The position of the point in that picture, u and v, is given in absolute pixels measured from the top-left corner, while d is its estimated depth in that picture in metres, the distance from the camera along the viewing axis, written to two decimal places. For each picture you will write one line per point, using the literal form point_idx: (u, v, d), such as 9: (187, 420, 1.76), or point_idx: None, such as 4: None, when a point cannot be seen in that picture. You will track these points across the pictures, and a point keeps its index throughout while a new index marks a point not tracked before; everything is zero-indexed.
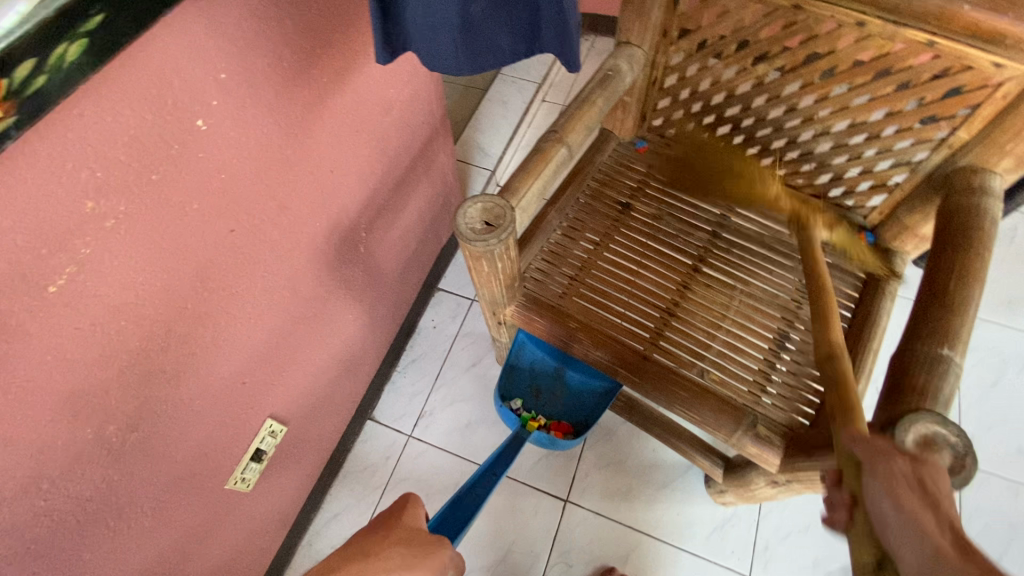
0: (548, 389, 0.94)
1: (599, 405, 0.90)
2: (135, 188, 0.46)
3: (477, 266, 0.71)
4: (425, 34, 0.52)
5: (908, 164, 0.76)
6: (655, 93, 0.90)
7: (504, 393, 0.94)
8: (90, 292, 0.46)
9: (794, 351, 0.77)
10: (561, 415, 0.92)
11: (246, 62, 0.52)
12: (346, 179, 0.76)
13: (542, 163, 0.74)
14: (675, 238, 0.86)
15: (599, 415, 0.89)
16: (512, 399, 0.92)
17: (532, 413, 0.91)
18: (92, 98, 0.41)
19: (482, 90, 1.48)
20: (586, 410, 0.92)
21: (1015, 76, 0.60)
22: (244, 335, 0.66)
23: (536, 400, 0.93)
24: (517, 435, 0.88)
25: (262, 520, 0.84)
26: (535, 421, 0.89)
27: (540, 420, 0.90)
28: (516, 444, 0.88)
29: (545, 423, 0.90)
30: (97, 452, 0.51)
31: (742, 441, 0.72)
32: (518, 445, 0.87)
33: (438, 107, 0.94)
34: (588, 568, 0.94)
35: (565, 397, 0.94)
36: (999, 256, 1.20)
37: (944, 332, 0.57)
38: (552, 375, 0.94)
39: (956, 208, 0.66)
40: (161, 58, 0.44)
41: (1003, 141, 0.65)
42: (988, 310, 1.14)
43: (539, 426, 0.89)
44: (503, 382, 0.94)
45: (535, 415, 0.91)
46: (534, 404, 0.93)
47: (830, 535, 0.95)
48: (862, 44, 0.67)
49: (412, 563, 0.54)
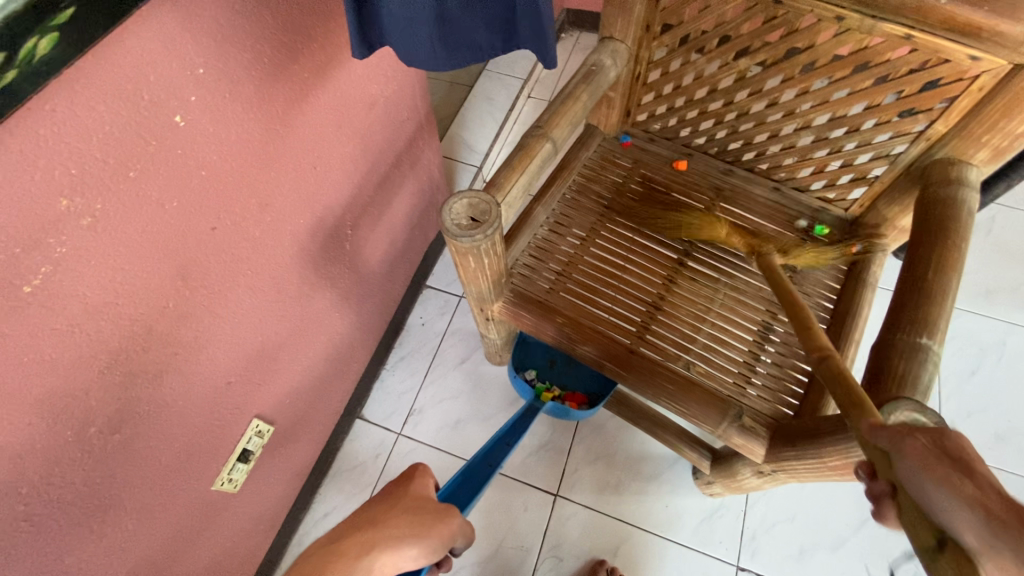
0: (564, 362, 0.96)
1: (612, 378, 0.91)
2: (112, 186, 0.46)
3: (464, 262, 0.71)
4: (401, 27, 0.52)
5: (887, 156, 0.77)
6: (639, 89, 0.90)
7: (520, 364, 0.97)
8: (67, 292, 0.45)
9: (778, 342, 0.78)
10: (577, 385, 0.94)
11: (224, 57, 0.52)
12: (330, 176, 0.75)
13: (527, 158, 0.74)
14: (661, 233, 0.87)
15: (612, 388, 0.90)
16: (527, 371, 0.95)
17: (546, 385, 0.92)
18: (65, 93, 0.40)
19: (467, 86, 1.47)
20: (600, 381, 0.93)
21: (991, 69, 0.61)
22: (228, 333, 0.65)
23: (552, 371, 0.96)
24: (532, 405, 0.88)
25: (250, 520, 0.83)
26: (549, 392, 0.90)
27: (554, 391, 0.92)
28: (530, 414, 0.87)
29: (559, 394, 0.91)
30: (78, 455, 0.50)
31: (728, 433, 0.72)
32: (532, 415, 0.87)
33: (422, 103, 0.94)
34: (579, 561, 0.95)
35: (580, 369, 0.95)
36: (976, 247, 1.22)
37: (922, 321, 0.59)
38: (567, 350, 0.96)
39: (935, 199, 0.68)
40: (135, 53, 0.43)
41: (979, 133, 0.66)
42: (966, 301, 1.17)
43: (553, 397, 0.89)
44: (518, 355, 0.97)
45: (550, 385, 0.93)
46: (549, 375, 0.96)
47: (815, 524, 0.96)
48: (841, 39, 0.68)
49: (421, 532, 0.54)
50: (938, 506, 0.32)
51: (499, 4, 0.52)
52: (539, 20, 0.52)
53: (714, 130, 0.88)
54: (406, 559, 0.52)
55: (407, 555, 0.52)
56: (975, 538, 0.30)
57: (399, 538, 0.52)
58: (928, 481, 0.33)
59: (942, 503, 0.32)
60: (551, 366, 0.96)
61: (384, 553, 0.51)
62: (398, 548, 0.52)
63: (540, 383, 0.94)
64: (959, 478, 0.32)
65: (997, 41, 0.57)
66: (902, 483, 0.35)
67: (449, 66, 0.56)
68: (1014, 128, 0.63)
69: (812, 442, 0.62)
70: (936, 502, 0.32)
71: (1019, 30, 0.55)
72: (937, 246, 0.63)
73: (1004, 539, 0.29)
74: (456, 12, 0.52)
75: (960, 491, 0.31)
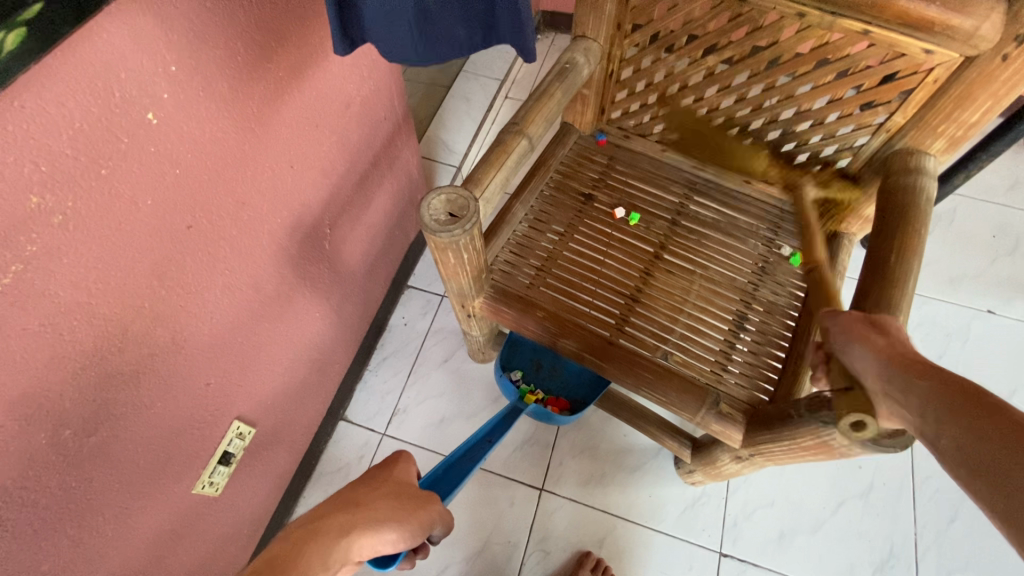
0: (550, 365, 0.97)
1: (598, 384, 0.92)
2: (83, 183, 0.45)
3: (443, 258, 0.72)
4: (380, 21, 0.52)
5: (851, 148, 0.80)
6: (613, 87, 0.92)
7: (506, 364, 0.97)
8: (36, 291, 0.44)
9: (753, 331, 0.80)
10: (561, 390, 0.95)
11: (197, 54, 0.51)
12: (307, 175, 0.75)
13: (504, 154, 0.75)
14: (637, 228, 0.89)
15: (597, 393, 0.92)
16: (512, 371, 0.96)
17: (531, 388, 0.93)
18: (33, 89, 0.39)
19: (445, 87, 1.48)
20: (585, 388, 0.94)
21: (944, 62, 0.64)
22: (207, 333, 0.65)
23: (537, 374, 0.96)
24: (516, 405, 0.90)
25: (233, 524, 0.82)
26: (533, 395, 0.91)
27: (539, 393, 0.93)
28: (514, 414, 0.88)
29: (542, 396, 0.92)
30: (53, 459, 0.50)
31: (706, 419, 0.75)
32: (515, 415, 0.88)
33: (399, 102, 0.94)
34: (565, 553, 0.96)
35: (565, 374, 0.96)
36: (939, 237, 1.27)
37: (887, 303, 0.61)
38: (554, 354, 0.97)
39: (896, 188, 0.70)
40: (104, 49, 0.43)
41: (935, 124, 0.69)
42: (931, 289, 1.21)
43: (536, 399, 0.91)
44: (506, 353, 0.97)
45: (534, 388, 0.94)
46: (534, 378, 0.96)
47: (794, 508, 0.99)
48: (803, 35, 0.71)
49: (401, 515, 0.54)
50: (856, 355, 0.50)
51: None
52: (518, 11, 0.54)
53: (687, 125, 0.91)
54: (384, 543, 0.52)
55: (386, 539, 0.52)
56: (872, 373, 0.47)
57: (380, 522, 0.52)
58: (852, 346, 0.51)
59: (862, 356, 0.49)
60: (537, 369, 0.97)
61: (362, 535, 0.51)
62: (378, 532, 0.51)
63: (526, 384, 0.94)
64: (874, 341, 0.50)
65: (948, 35, 0.59)
66: (838, 348, 0.52)
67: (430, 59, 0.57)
68: (968, 118, 0.66)
69: (785, 425, 0.64)
70: (857, 356, 0.49)
71: (970, 24, 0.57)
72: (898, 232, 0.66)
73: (884, 373, 0.46)
74: (435, 7, 0.53)
75: (871, 345, 0.49)
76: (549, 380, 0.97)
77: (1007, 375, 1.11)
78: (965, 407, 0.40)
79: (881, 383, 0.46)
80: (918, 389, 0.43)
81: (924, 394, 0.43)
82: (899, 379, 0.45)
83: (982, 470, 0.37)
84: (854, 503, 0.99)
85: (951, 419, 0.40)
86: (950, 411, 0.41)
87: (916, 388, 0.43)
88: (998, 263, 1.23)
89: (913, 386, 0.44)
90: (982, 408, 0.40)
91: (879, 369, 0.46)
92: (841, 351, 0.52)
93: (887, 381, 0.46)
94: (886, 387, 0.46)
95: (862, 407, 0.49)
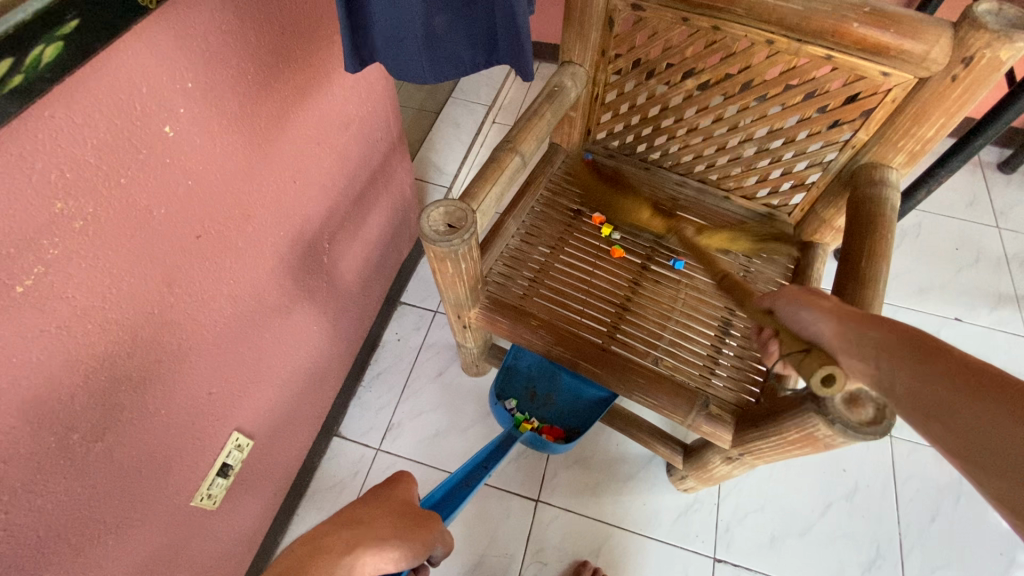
0: (545, 393, 0.99)
1: (593, 412, 0.95)
2: (102, 191, 0.47)
3: (442, 268, 0.74)
4: (391, 45, 0.58)
5: (821, 164, 0.86)
6: (598, 109, 0.97)
7: (501, 393, 0.99)
8: (55, 294, 0.45)
9: (737, 336, 0.83)
10: (558, 420, 0.97)
11: (212, 73, 0.54)
12: (309, 190, 0.78)
13: (498, 170, 0.79)
14: (625, 241, 0.93)
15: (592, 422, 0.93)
16: (508, 400, 0.97)
17: (525, 415, 0.95)
18: (63, 100, 0.41)
19: (434, 113, 1.53)
20: (580, 416, 0.97)
21: (901, 83, 0.70)
22: (210, 345, 0.66)
23: (532, 403, 0.98)
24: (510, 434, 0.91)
25: (227, 541, 0.81)
26: (528, 423, 0.93)
27: (533, 422, 0.95)
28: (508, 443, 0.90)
29: (537, 425, 0.94)
30: (60, 462, 0.50)
31: (697, 422, 0.77)
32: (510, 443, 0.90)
33: (395, 123, 0.98)
34: (563, 564, 0.96)
35: (560, 403, 0.98)
36: (906, 250, 1.35)
37: (861, 303, 0.65)
38: (550, 381, 0.99)
39: (864, 198, 0.76)
40: (129, 66, 0.46)
41: (895, 140, 0.75)
42: (902, 299, 1.28)
43: (531, 428, 0.93)
44: (500, 382, 0.99)
45: (529, 416, 0.96)
46: (529, 407, 0.98)
47: (784, 512, 1.01)
48: (773, 60, 0.77)
49: (404, 535, 0.55)
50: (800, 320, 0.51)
51: (481, 23, 0.59)
52: (519, 44, 0.60)
53: (667, 144, 0.96)
54: (386, 561, 0.52)
55: (388, 557, 0.52)
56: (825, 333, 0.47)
57: (382, 540, 0.53)
58: (801, 312, 0.51)
59: (812, 321, 0.49)
60: (532, 398, 0.99)
61: (365, 553, 0.51)
62: (380, 549, 0.52)
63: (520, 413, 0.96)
64: (820, 304, 0.49)
65: (903, 58, 0.66)
66: (790, 317, 0.52)
67: (435, 78, 0.62)
68: (924, 133, 0.72)
69: (771, 420, 0.67)
70: (807, 323, 0.49)
71: (921, 48, 0.64)
72: (866, 239, 0.71)
73: (839, 330, 0.45)
74: (441, 31, 0.58)
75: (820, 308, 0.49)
76: (545, 409, 0.98)
77: None
78: (929, 360, 0.37)
79: (835, 341, 0.45)
80: (870, 339, 0.41)
81: (875, 344, 0.41)
82: (850, 329, 0.44)
83: (945, 420, 0.34)
84: (841, 505, 1.02)
85: (896, 360, 0.39)
86: (888, 352, 0.39)
87: (860, 337, 0.42)
88: (963, 273, 1.31)
89: (864, 336, 0.42)
90: (923, 351, 0.38)
91: (834, 325, 0.45)
92: (794, 319, 0.51)
93: (846, 339, 0.44)
94: (841, 343, 0.44)
95: (823, 362, 0.47)
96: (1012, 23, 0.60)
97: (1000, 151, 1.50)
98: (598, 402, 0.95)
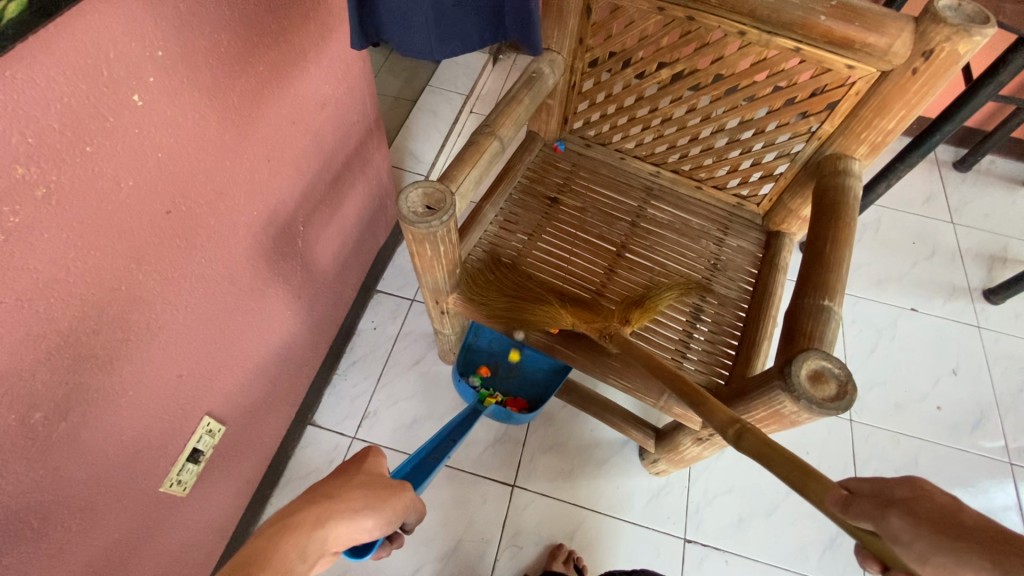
0: (505, 367, 1.02)
1: (552, 381, 0.99)
2: (68, 157, 0.45)
3: (421, 250, 0.74)
4: (399, 23, 0.64)
5: (788, 155, 0.89)
6: (575, 97, 0.99)
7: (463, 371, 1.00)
8: (18, 263, 0.44)
9: (709, 323, 0.85)
10: (518, 391, 1.00)
11: (184, 42, 0.53)
12: (284, 170, 0.76)
13: (476, 153, 0.79)
14: (600, 228, 0.93)
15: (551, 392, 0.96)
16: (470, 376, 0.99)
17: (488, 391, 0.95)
18: (26, 60, 0.40)
19: (411, 101, 1.52)
20: (539, 386, 1.00)
21: (864, 76, 0.73)
22: (181, 326, 0.64)
23: (495, 377, 1.01)
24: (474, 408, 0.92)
25: (196, 529, 0.79)
26: (492, 397, 0.93)
27: (497, 396, 0.96)
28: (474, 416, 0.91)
29: (501, 398, 0.96)
30: (22, 442, 0.48)
31: (668, 404, 0.78)
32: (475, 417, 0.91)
33: (371, 106, 0.97)
34: (538, 547, 0.97)
35: (520, 375, 1.02)
36: (867, 243, 1.41)
37: (826, 286, 0.68)
38: (508, 355, 1.03)
39: (829, 186, 0.79)
40: (95, 28, 0.44)
41: (858, 131, 0.78)
42: (863, 290, 1.33)
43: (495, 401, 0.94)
44: (461, 360, 1.01)
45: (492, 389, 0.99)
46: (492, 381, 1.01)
47: (751, 494, 1.04)
48: (744, 51, 0.79)
49: (376, 504, 0.55)
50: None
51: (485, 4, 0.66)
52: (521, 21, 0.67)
53: (643, 134, 0.98)
54: (361, 531, 0.53)
55: (363, 527, 0.53)
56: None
57: (355, 511, 0.52)
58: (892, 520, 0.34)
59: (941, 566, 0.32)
60: (494, 372, 1.02)
61: (338, 525, 0.51)
62: (353, 520, 0.52)
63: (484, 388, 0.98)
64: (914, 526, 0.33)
65: (868, 52, 0.68)
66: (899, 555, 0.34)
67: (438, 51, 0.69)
68: (886, 125, 0.75)
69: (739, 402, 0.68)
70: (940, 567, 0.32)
71: (884, 42, 0.67)
72: (832, 225, 0.74)
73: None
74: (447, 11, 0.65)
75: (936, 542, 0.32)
76: (505, 381, 1.02)
77: (932, 366, 1.23)
78: None
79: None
80: None
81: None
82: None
83: None
84: None
85: None
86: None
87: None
88: (920, 266, 1.37)
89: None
90: None
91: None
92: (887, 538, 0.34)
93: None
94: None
95: None
96: (969, 19, 0.63)
97: (956, 150, 1.57)
98: (554, 372, 1.00)
